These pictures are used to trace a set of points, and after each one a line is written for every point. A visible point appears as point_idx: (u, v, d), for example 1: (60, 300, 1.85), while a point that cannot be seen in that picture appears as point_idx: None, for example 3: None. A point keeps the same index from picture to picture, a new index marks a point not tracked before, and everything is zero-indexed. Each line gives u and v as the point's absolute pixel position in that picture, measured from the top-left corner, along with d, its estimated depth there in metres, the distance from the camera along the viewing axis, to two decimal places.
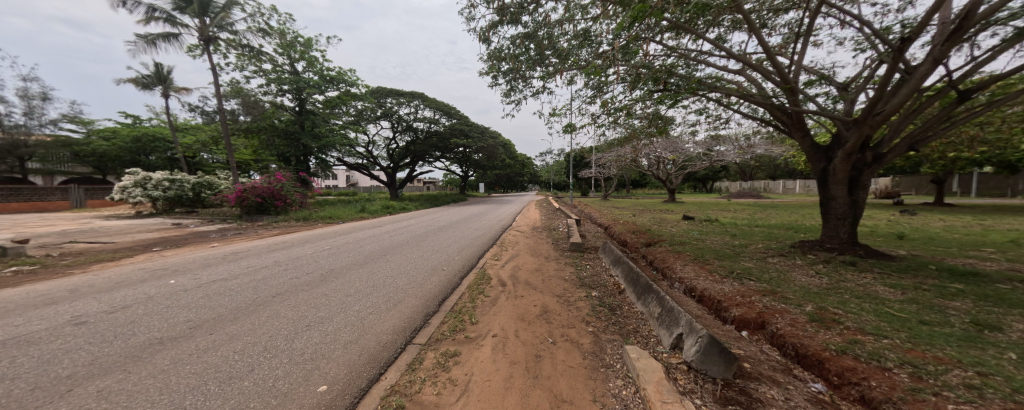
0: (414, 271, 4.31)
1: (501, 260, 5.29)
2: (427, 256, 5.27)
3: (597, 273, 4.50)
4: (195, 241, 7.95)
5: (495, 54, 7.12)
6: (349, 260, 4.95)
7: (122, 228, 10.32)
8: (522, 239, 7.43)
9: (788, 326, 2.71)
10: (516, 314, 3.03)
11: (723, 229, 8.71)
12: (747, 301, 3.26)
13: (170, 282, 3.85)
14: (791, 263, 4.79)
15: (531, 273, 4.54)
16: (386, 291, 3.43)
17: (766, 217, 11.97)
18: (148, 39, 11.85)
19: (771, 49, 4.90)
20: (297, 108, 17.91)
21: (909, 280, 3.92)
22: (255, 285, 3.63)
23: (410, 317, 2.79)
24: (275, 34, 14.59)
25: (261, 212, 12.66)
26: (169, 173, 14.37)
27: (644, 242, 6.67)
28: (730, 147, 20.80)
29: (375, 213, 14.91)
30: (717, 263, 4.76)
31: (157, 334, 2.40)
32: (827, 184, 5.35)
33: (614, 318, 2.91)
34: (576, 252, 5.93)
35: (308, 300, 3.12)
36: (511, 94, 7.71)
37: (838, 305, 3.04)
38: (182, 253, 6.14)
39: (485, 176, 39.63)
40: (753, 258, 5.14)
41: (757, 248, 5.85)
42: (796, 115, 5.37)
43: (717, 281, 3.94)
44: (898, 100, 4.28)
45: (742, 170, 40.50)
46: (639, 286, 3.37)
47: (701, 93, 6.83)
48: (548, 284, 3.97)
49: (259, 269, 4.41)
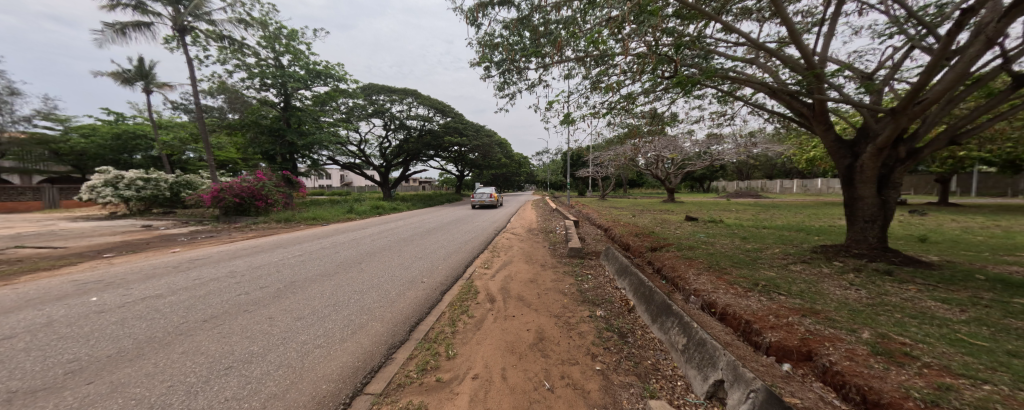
0: (388, 283, 3.71)
1: (491, 269, 4.70)
2: (408, 264, 4.68)
3: (600, 284, 3.95)
4: (158, 245, 7.24)
5: (486, 42, 6.52)
6: (319, 269, 4.35)
7: (85, 230, 9.55)
8: (517, 243, 6.85)
9: (845, 361, 2.14)
10: (504, 344, 2.45)
11: (730, 231, 8.21)
12: (784, 324, 2.69)
13: (92, 300, 3.21)
14: (819, 271, 4.24)
15: (524, 284, 3.97)
16: (348, 312, 2.81)
17: (771, 217, 11.53)
18: (116, 28, 11.15)
19: (795, 29, 4.33)
20: (282, 104, 17.08)
21: (962, 293, 3.37)
22: (191, 305, 3.00)
23: (367, 353, 2.17)
24: (257, 25, 13.92)
25: (240, 213, 11.95)
26: (143, 172, 13.59)
27: (648, 247, 6.14)
28: (730, 146, 20.41)
29: (364, 214, 14.25)
30: (734, 271, 4.20)
31: (13, 384, 1.77)
32: (853, 183, 4.82)
33: (627, 350, 2.33)
34: (576, 258, 5.35)
35: (246, 327, 2.51)
36: (503, 87, 7.14)
37: (897, 330, 2.47)
38: (134, 261, 5.47)
39: (480, 176, 38.90)
40: (773, 266, 4.59)
41: (776, 254, 5.30)
42: (819, 106, 4.83)
43: (739, 294, 3.41)
44: (941, 86, 3.74)
45: (739, 170, 40.26)
46: (654, 305, 2.80)
47: (709, 85, 6.30)
48: (544, 300, 3.38)
49: (206, 283, 3.77)
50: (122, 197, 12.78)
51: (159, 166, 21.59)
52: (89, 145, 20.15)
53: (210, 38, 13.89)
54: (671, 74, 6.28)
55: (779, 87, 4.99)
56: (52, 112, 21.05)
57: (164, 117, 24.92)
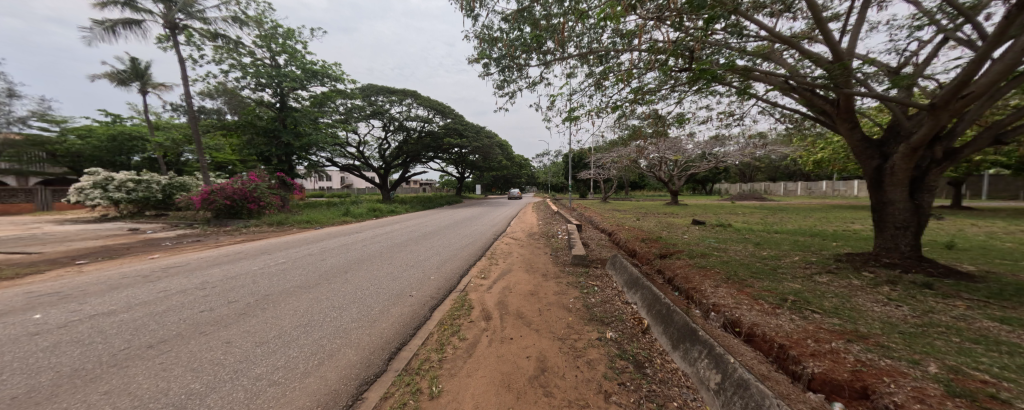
0: (372, 297, 3.32)
1: (488, 279, 4.33)
2: (398, 274, 4.30)
3: (609, 298, 3.57)
4: (138, 251, 6.86)
5: (484, 36, 6.19)
6: (299, 279, 3.97)
7: (67, 234, 9.17)
8: (517, 249, 6.48)
9: (915, 404, 1.72)
10: (499, 377, 2.06)
11: (741, 236, 7.83)
12: (827, 351, 2.29)
13: (33, 317, 2.83)
14: (849, 284, 3.85)
15: (524, 298, 3.58)
16: (319, 336, 2.43)
17: (781, 221, 11.13)
18: (105, 25, 10.88)
19: (823, 17, 3.93)
20: (278, 105, 16.69)
21: (1019, 311, 2.98)
22: (140, 325, 2.62)
23: (331, 394, 1.78)
24: (252, 24, 13.69)
25: (231, 216, 11.59)
26: (134, 173, 13.25)
27: (657, 254, 5.76)
28: (734, 147, 20.06)
29: (359, 216, 13.85)
30: (756, 284, 3.80)
31: None
32: (882, 186, 4.43)
33: (646, 386, 1.94)
34: (580, 267, 4.96)
35: (194, 355, 2.13)
36: (502, 85, 6.83)
37: (968, 361, 2.08)
38: (106, 268, 5.10)
39: (480, 179, 38.45)
40: (797, 277, 4.19)
41: (796, 262, 4.89)
42: (845, 102, 4.44)
43: (766, 312, 3.01)
44: (991, 74, 3.33)
45: (742, 173, 39.81)
46: (676, 329, 2.40)
47: (719, 83, 5.97)
48: (547, 319, 2.98)
49: (171, 296, 3.41)
50: (112, 199, 12.45)
51: (154, 168, 21.28)
52: (85, 146, 19.89)
53: (204, 37, 13.64)
54: (682, 71, 5.90)
55: (800, 83, 4.61)
56: (48, 113, 20.79)
57: (162, 118, 24.68)
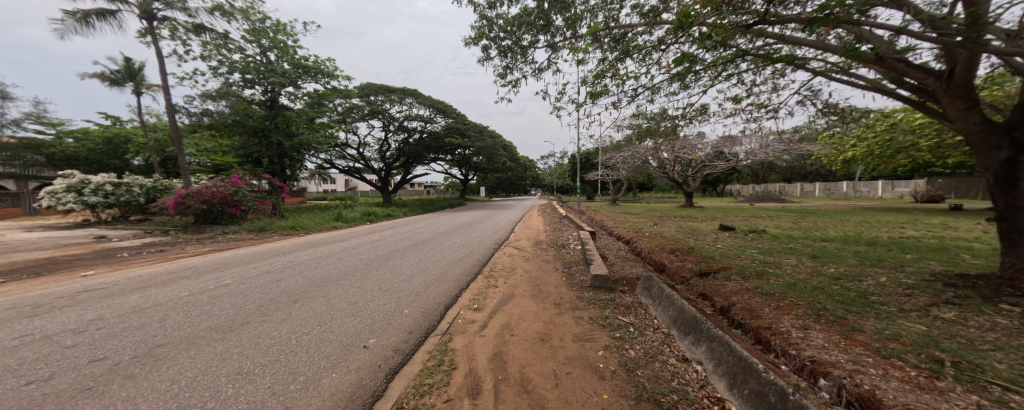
0: (304, 353, 2.23)
1: (483, 311, 3.23)
2: (361, 307, 3.19)
3: (655, 350, 2.44)
4: (80, 264, 5.88)
5: (482, 11, 5.21)
6: (221, 317, 2.88)
7: (23, 243, 8.23)
8: (520, 264, 5.37)
9: None
10: None
11: (788, 246, 6.61)
12: None
13: None
14: (998, 325, 2.67)
15: (532, 348, 2.47)
16: None
17: (818, 226, 9.90)
18: (77, 16, 10.03)
19: None
20: (268, 102, 15.82)
21: None
22: None
23: None
24: (239, 16, 12.80)
25: (211, 221, 10.69)
26: (114, 176, 12.47)
27: (696, 271, 4.61)
28: (753, 145, 18.84)
29: (352, 221, 12.86)
30: (864, 326, 2.64)
31: None
32: (1015, 187, 3.30)
33: None
34: (602, 292, 3.83)
35: None
36: (502, 70, 5.84)
37: None
38: (11, 291, 4.10)
39: (485, 180, 37.45)
40: (913, 311, 3.00)
41: (889, 286, 3.70)
42: (961, 74, 3.29)
43: (918, 386, 1.89)
44: None
45: (756, 172, 38.20)
46: None
47: (760, 63, 4.84)
48: (568, 396, 1.88)
49: (25, 345, 2.36)
50: (86, 204, 11.61)
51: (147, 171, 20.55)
52: (78, 149, 19.25)
53: (189, 31, 12.83)
54: (725, 48, 4.70)
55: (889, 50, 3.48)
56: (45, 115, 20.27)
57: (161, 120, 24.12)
